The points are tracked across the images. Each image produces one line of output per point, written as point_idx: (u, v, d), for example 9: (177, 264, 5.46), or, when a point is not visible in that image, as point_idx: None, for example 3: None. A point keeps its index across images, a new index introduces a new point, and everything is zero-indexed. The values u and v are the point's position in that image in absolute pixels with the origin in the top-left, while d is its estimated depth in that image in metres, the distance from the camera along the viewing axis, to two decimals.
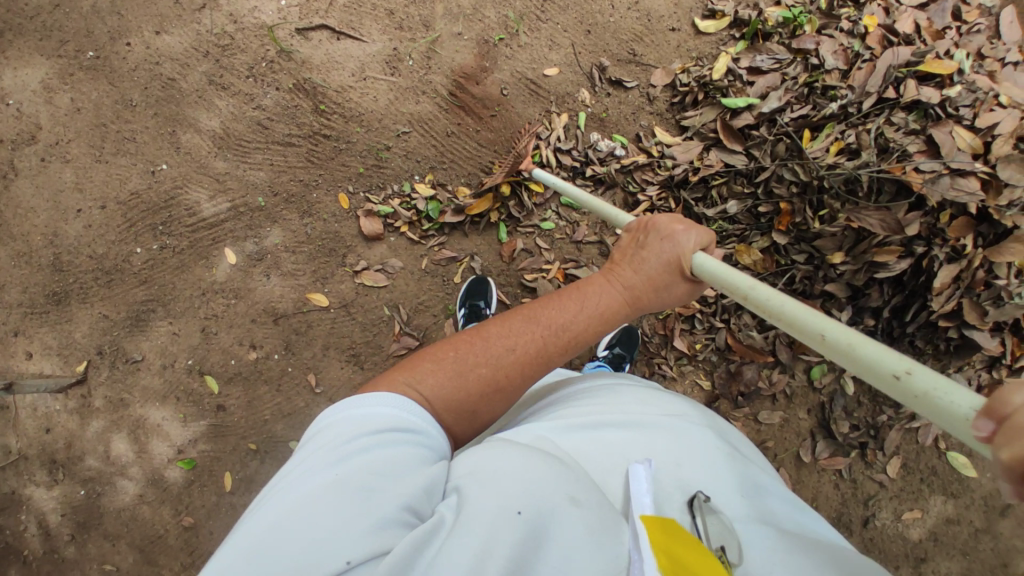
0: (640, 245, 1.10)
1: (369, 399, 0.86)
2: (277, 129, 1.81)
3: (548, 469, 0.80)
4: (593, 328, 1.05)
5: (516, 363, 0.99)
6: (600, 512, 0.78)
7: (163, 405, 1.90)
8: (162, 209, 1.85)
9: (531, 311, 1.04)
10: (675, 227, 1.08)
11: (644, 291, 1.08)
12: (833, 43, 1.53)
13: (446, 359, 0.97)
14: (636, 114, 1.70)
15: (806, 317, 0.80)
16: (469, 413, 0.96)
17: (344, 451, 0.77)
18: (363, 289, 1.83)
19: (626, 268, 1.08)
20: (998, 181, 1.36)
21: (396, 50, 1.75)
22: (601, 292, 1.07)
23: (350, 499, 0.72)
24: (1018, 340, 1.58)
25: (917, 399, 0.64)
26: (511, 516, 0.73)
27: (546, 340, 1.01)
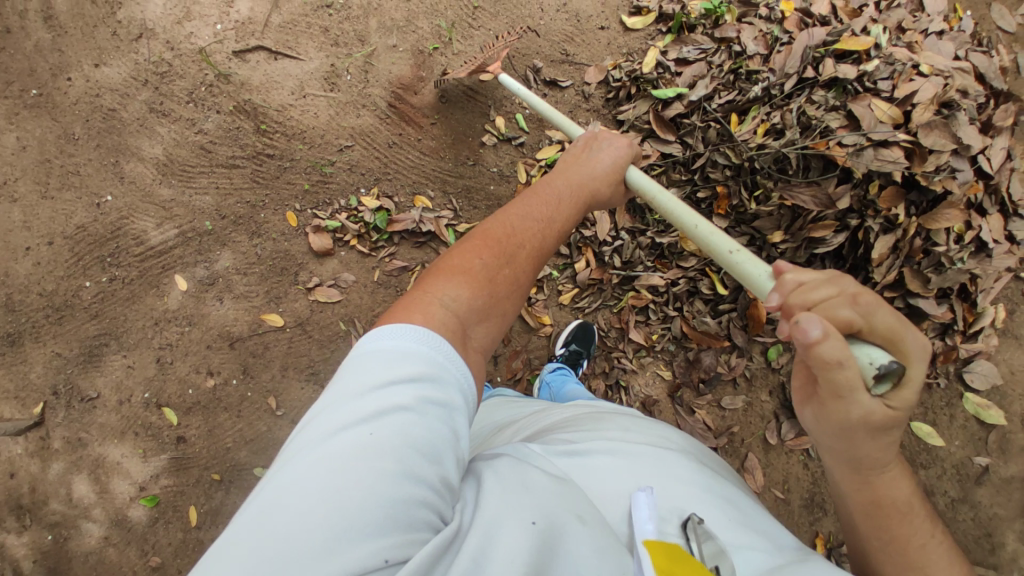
0: (592, 150, 1.29)
1: (403, 328, 0.83)
2: (220, 152, 1.81)
3: (551, 493, 0.83)
4: (571, 219, 1.15)
5: (529, 257, 1.03)
6: (603, 537, 0.80)
7: (122, 441, 1.86)
8: (109, 240, 1.84)
9: (522, 210, 1.08)
10: (620, 139, 1.31)
11: (602, 183, 1.23)
12: (753, 30, 1.61)
13: (471, 268, 0.96)
14: (571, 112, 1.74)
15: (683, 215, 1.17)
16: (498, 314, 0.96)
17: (367, 409, 0.74)
18: (317, 305, 1.82)
19: (581, 167, 1.24)
20: (921, 149, 1.40)
21: (334, 66, 1.77)
22: (575, 189, 1.18)
23: (382, 465, 0.69)
24: (968, 305, 1.61)
25: (737, 267, 1.03)
26: (525, 526, 0.75)
27: (543, 233, 1.07)
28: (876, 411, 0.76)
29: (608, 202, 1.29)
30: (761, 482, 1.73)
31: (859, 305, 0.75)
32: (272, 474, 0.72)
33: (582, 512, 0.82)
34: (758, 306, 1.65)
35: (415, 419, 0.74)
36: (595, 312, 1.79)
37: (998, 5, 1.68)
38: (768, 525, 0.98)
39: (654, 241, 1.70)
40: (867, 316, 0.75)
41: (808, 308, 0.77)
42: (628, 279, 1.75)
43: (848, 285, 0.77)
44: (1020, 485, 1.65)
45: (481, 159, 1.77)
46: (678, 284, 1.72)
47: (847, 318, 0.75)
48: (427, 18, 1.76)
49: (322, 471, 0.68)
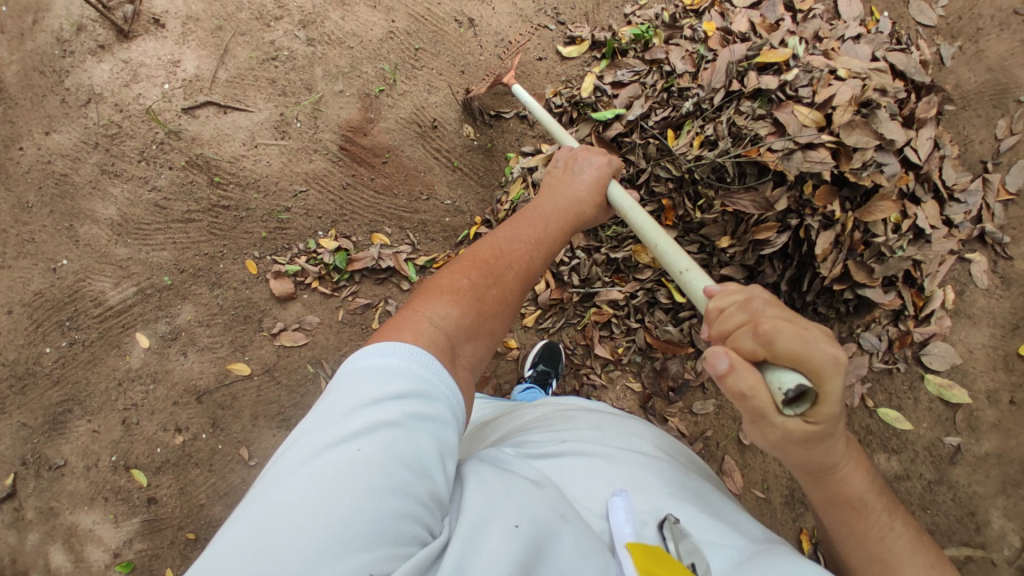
0: (572, 173, 1.30)
1: (387, 346, 0.83)
2: (175, 207, 1.82)
3: (535, 493, 0.83)
4: (559, 238, 1.17)
5: (515, 278, 1.04)
6: (584, 534, 0.82)
7: (91, 508, 1.81)
8: (67, 304, 1.82)
9: (511, 231, 1.10)
10: (603, 159, 1.33)
11: (586, 208, 1.25)
12: (680, 50, 1.70)
13: (460, 287, 0.97)
14: (518, 140, 1.81)
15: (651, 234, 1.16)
16: (487, 333, 0.97)
17: (356, 425, 0.73)
18: (284, 350, 1.81)
19: (567, 188, 1.26)
20: (846, 148, 1.46)
21: (283, 115, 1.82)
22: (562, 210, 1.21)
23: (371, 481, 0.69)
24: (916, 291, 1.68)
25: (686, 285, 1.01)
26: (509, 528, 0.75)
27: (531, 256, 1.09)
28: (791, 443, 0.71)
29: (594, 221, 1.30)
30: (741, 484, 1.74)
31: (759, 335, 0.71)
32: (255, 493, 0.71)
33: (565, 511, 0.83)
34: None
35: (401, 435, 0.73)
36: (560, 331, 1.82)
37: (917, 2, 1.79)
38: (743, 520, 0.99)
39: (609, 257, 1.73)
40: (768, 345, 0.70)
41: (724, 334, 0.77)
42: (588, 296, 1.78)
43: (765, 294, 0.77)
44: (996, 461, 1.65)
45: (435, 191, 1.81)
46: (637, 296, 1.74)
47: (749, 349, 0.72)
48: (371, 62, 1.82)
49: (310, 486, 0.68)
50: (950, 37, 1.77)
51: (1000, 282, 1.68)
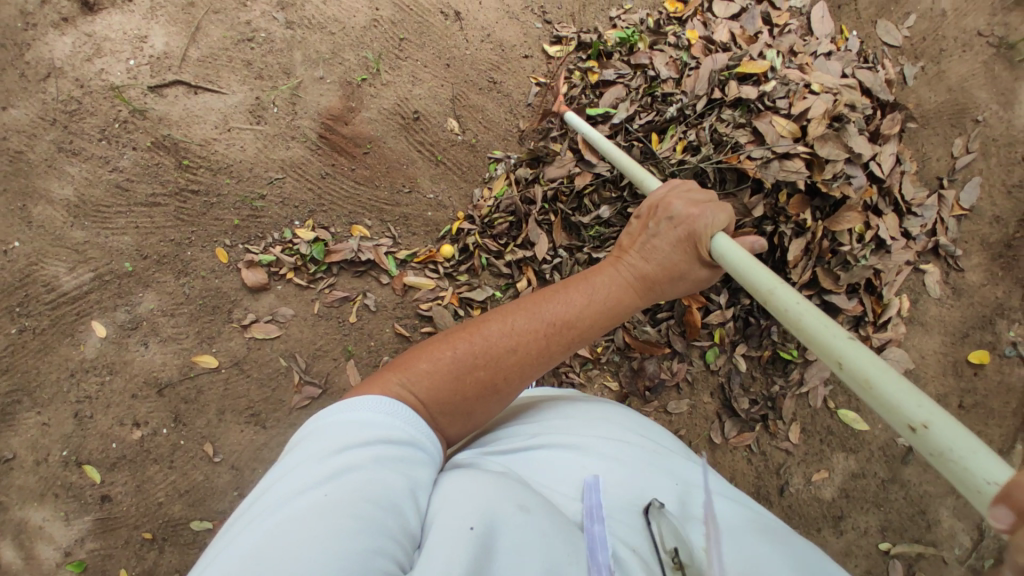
0: (651, 232, 1.20)
1: (368, 402, 0.90)
2: (139, 190, 1.73)
3: (495, 488, 0.84)
4: (597, 322, 1.12)
5: (515, 363, 1.04)
6: (546, 518, 0.82)
7: (41, 505, 1.71)
8: (17, 289, 1.71)
9: (536, 306, 1.09)
10: (692, 210, 1.16)
11: (655, 279, 1.16)
12: (664, 56, 1.69)
13: (443, 359, 1.01)
14: (504, 133, 1.79)
15: (831, 337, 0.86)
16: (462, 412, 1.00)
17: (330, 470, 0.78)
18: (255, 342, 1.74)
19: (638, 256, 1.17)
20: (820, 159, 1.51)
21: (259, 99, 1.75)
22: (617, 289, 1.15)
23: (340, 519, 0.72)
24: (876, 299, 1.76)
25: (926, 443, 0.71)
26: (464, 530, 0.75)
27: (548, 337, 1.07)
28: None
29: (681, 279, 1.18)
30: None
31: None
32: (231, 538, 0.74)
33: (525, 499, 0.83)
34: (694, 312, 1.73)
35: (370, 476, 0.79)
36: None
37: (884, 22, 1.88)
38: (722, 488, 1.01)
39: (591, 257, 1.67)
40: None
41: None
42: None
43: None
44: None
45: (416, 184, 1.76)
46: None
47: None
48: (353, 50, 1.77)
49: (281, 530, 0.71)
50: (912, 58, 1.87)
51: (951, 292, 1.80)
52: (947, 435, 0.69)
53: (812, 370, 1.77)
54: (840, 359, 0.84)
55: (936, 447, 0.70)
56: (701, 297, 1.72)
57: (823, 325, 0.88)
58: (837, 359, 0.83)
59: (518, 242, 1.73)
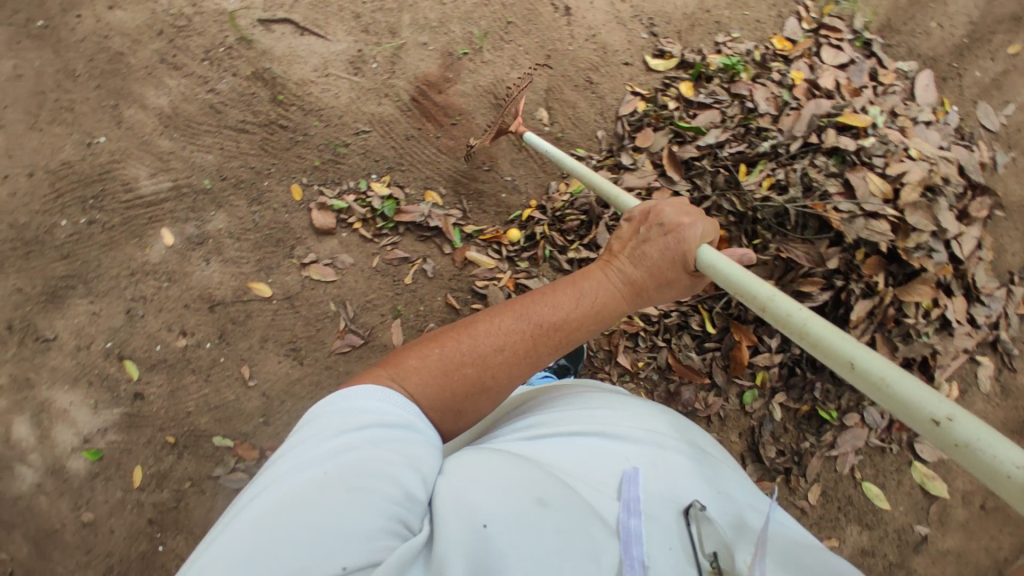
0: (641, 238, 1.13)
1: (358, 390, 0.89)
2: (230, 114, 1.77)
3: (514, 480, 0.83)
4: (584, 325, 1.07)
5: (501, 364, 1.01)
6: (568, 513, 0.80)
7: (72, 389, 1.75)
8: (97, 181, 1.74)
9: (521, 307, 1.05)
10: (681, 219, 1.11)
11: (645, 286, 1.10)
12: (765, 91, 1.64)
13: (430, 357, 0.98)
14: (591, 133, 1.76)
15: (835, 340, 0.84)
16: (453, 410, 0.98)
17: (329, 448, 0.79)
18: (309, 282, 1.78)
19: (626, 261, 1.11)
20: (906, 225, 1.48)
21: (360, 52, 1.77)
22: (605, 294, 1.10)
23: (342, 495, 0.74)
24: (927, 378, 1.71)
25: (953, 444, 0.69)
26: (476, 527, 0.76)
27: (532, 339, 1.03)
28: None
29: (672, 291, 1.14)
30: None
31: None
32: (241, 506, 0.76)
33: (545, 492, 0.82)
34: (742, 349, 1.73)
35: (367, 454, 0.79)
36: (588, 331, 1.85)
37: (985, 104, 1.77)
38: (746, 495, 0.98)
39: None
40: None
41: None
42: None
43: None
44: (953, 558, 1.77)
45: (496, 165, 1.77)
46: (671, 316, 1.79)
47: None
48: (460, 22, 1.76)
49: (275, 516, 0.72)
50: None
51: (1001, 389, 1.76)
52: (974, 432, 0.67)
53: (846, 436, 1.76)
54: (851, 362, 0.81)
55: (959, 439, 0.68)
56: (753, 335, 1.72)
57: (821, 329, 0.86)
58: (849, 362, 0.81)
59: (584, 242, 1.73)
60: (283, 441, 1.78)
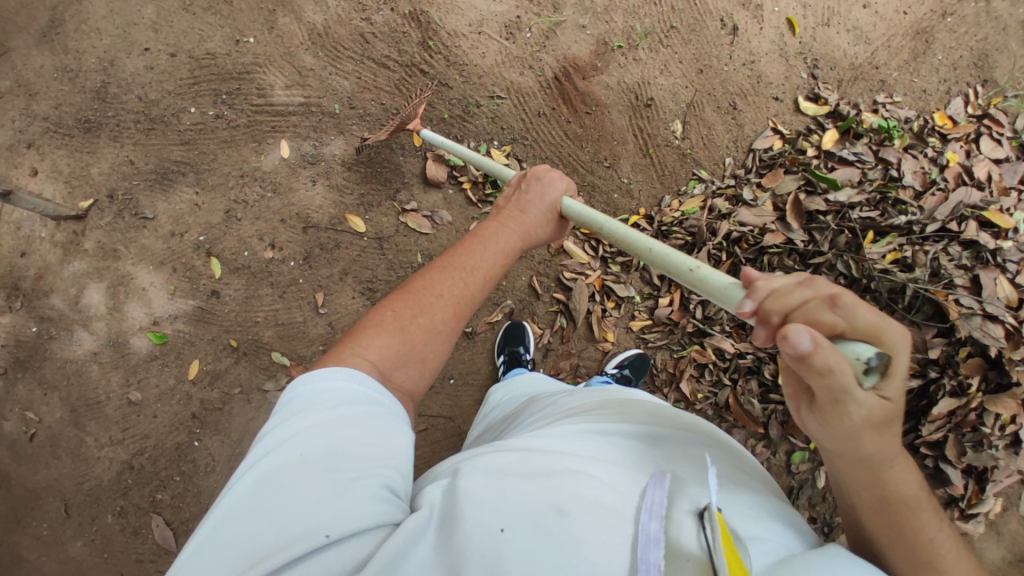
0: (521, 192, 1.21)
1: (327, 373, 0.83)
2: (376, 47, 1.79)
3: (528, 478, 0.73)
4: (501, 266, 1.10)
5: (446, 307, 1.00)
6: (594, 521, 0.68)
7: (156, 270, 1.81)
8: (232, 79, 1.81)
9: (442, 263, 1.05)
10: (551, 174, 1.22)
11: (537, 228, 1.18)
12: (915, 163, 1.60)
13: (384, 320, 0.96)
14: (718, 159, 1.74)
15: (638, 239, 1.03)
16: (416, 360, 0.94)
17: (311, 426, 0.75)
18: (404, 229, 1.79)
19: (515, 210, 1.18)
20: (1019, 336, 1.45)
21: (518, 18, 1.75)
22: (511, 241, 1.14)
23: (325, 472, 0.71)
24: (978, 489, 1.57)
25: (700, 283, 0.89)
26: (493, 532, 0.66)
27: (464, 283, 1.03)
28: (944, 534, 0.70)
29: (552, 237, 1.25)
30: None
31: None
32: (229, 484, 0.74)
33: (565, 499, 0.70)
34: None
35: (345, 431, 0.75)
36: (657, 350, 1.81)
37: None
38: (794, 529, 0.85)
39: None
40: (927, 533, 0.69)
41: None
42: (700, 333, 1.78)
43: (856, 315, 0.63)
44: None
45: (615, 163, 1.75)
46: (745, 357, 1.73)
47: None
48: (624, 15, 1.74)
49: (251, 504, 0.69)
50: None
51: None
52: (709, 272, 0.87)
53: None
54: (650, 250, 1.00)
55: (704, 278, 0.87)
56: None
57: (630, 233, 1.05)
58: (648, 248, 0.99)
59: None
60: None
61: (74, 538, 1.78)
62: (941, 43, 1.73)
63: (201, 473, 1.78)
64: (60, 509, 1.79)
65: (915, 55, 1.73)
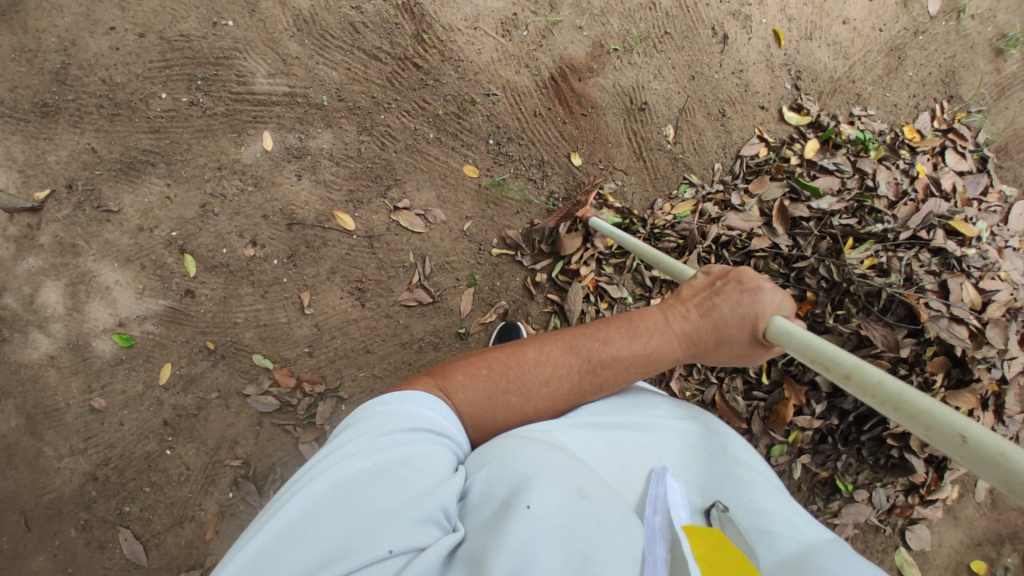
0: (715, 290, 1.05)
1: (395, 400, 0.85)
2: (367, 37, 1.72)
3: (554, 466, 0.77)
4: (634, 369, 1.01)
5: (550, 394, 0.97)
6: (610, 506, 0.74)
7: (122, 268, 1.68)
8: (209, 64, 1.69)
9: (573, 340, 1.00)
10: (761, 283, 1.02)
11: (698, 340, 1.03)
12: (889, 174, 1.70)
13: (479, 374, 0.96)
14: (707, 164, 1.79)
15: (930, 406, 0.71)
16: (490, 430, 0.94)
17: (372, 444, 0.76)
18: (395, 227, 1.74)
19: (690, 310, 1.04)
20: (981, 337, 1.55)
21: (515, 15, 1.73)
22: (663, 345, 1.02)
23: (383, 484, 0.72)
24: (937, 477, 1.76)
25: None
26: (521, 509, 0.69)
27: (579, 376, 0.98)
28: None
29: (723, 356, 1.05)
30: None
31: None
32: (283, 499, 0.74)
33: (586, 485, 0.76)
34: (786, 405, 1.74)
35: (403, 448, 0.77)
36: None
37: None
38: (790, 510, 0.89)
39: None
40: None
41: None
42: None
43: None
44: None
45: (610, 165, 1.76)
46: None
47: None
48: (620, 18, 1.76)
49: (310, 516, 0.69)
50: None
51: (990, 501, 1.87)
52: None
53: (851, 509, 1.78)
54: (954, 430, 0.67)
55: None
56: (803, 396, 1.73)
57: (913, 394, 0.73)
58: (952, 427, 0.67)
59: None
60: (321, 375, 1.71)
61: (30, 556, 1.65)
62: (911, 60, 1.85)
63: (174, 483, 1.67)
64: (14, 526, 1.65)
65: (888, 71, 1.84)
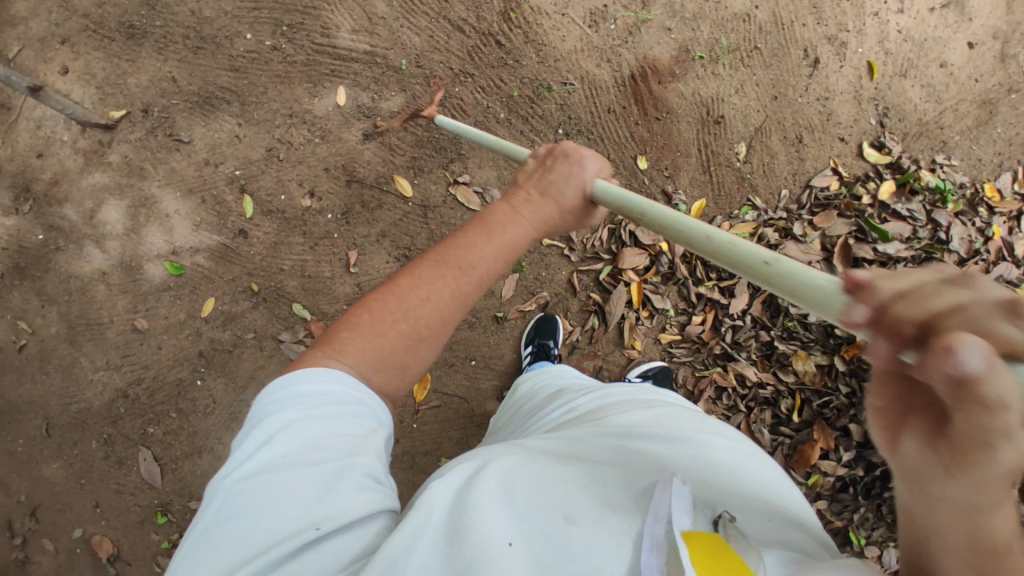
0: (545, 169, 0.94)
1: (301, 376, 0.75)
2: (453, 8, 1.72)
3: (530, 484, 0.65)
4: (503, 265, 0.87)
5: (435, 312, 0.83)
6: (606, 530, 0.61)
7: (183, 198, 1.72)
8: (296, 12, 1.71)
9: (436, 254, 0.85)
10: (582, 152, 0.93)
11: (552, 223, 0.91)
12: (963, 230, 1.65)
13: (358, 318, 0.82)
14: (775, 188, 1.74)
15: (689, 223, 0.77)
16: (392, 368, 0.81)
17: (296, 427, 0.69)
18: (452, 201, 1.74)
19: (531, 194, 0.91)
20: None
21: (606, 8, 1.71)
22: (520, 233, 0.89)
23: (317, 472, 0.65)
24: None
25: (779, 282, 0.63)
26: (501, 548, 0.58)
27: (456, 285, 0.84)
28: None
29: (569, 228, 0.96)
30: None
31: None
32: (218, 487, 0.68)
33: (572, 506, 0.63)
34: (813, 447, 1.72)
35: (329, 429, 0.70)
36: (680, 365, 1.81)
37: None
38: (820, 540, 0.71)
39: (771, 341, 1.77)
40: None
41: None
42: (725, 356, 1.79)
43: None
44: None
45: (675, 174, 1.73)
46: (764, 388, 1.77)
47: None
48: (711, 26, 1.72)
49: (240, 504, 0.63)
50: None
51: None
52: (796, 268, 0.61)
53: None
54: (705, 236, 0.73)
55: (789, 278, 0.61)
56: (832, 441, 1.71)
57: (676, 215, 0.79)
58: (703, 234, 0.73)
59: (723, 283, 1.80)
60: None
61: (50, 458, 1.71)
62: (1004, 116, 1.77)
63: (199, 414, 1.72)
64: (41, 427, 1.71)
65: (978, 123, 1.77)
